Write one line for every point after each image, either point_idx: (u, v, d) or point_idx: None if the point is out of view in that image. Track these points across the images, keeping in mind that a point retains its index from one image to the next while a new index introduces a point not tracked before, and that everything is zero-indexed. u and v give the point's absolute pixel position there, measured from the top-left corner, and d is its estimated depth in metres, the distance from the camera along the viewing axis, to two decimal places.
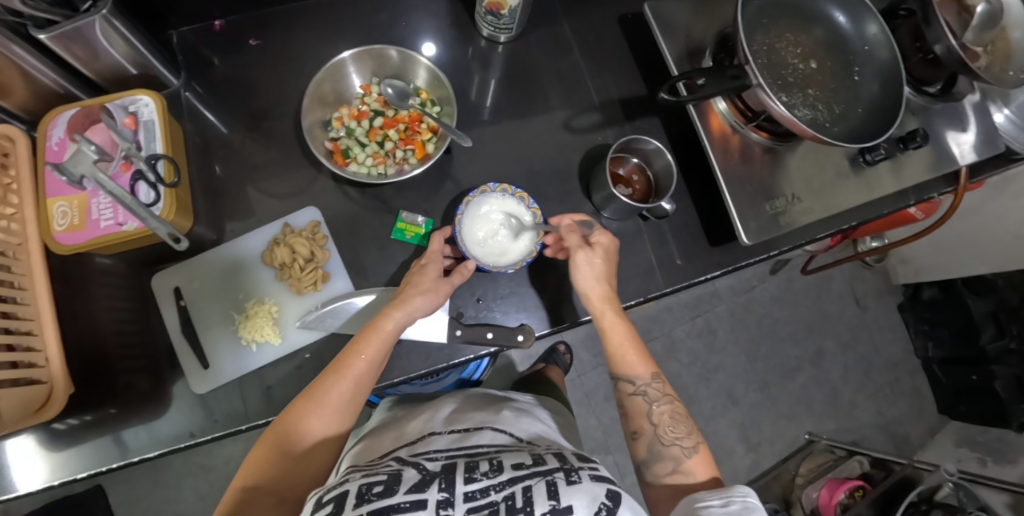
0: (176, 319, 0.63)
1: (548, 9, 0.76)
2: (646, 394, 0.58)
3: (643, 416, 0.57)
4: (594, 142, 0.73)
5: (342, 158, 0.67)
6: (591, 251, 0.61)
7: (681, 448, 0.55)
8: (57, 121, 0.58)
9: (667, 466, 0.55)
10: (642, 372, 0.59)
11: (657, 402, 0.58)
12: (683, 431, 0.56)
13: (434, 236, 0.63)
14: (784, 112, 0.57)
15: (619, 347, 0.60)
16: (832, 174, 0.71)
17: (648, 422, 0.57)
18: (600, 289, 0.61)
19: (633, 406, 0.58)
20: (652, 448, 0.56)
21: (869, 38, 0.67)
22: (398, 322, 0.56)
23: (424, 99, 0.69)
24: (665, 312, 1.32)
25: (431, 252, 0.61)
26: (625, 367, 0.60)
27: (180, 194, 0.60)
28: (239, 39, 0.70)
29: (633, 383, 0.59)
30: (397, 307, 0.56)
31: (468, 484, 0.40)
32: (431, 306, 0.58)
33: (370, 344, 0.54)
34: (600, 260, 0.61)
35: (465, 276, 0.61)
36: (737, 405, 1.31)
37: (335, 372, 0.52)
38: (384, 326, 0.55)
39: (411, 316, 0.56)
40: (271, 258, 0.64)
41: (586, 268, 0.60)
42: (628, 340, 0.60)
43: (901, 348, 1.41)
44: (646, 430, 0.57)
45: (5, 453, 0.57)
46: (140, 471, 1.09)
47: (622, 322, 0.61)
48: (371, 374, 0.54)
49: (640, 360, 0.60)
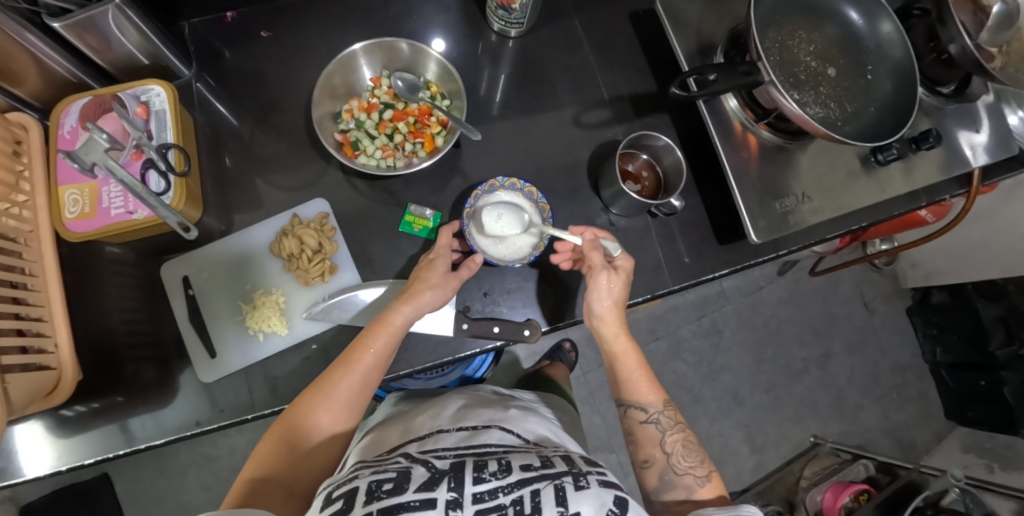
0: (185, 309, 0.64)
1: (558, 5, 0.75)
2: (657, 422, 0.58)
3: (654, 444, 0.57)
4: (603, 138, 0.73)
5: (351, 150, 0.67)
6: (613, 272, 0.60)
7: (694, 477, 0.54)
8: (70, 109, 0.59)
9: (678, 495, 0.54)
10: (653, 400, 0.59)
11: (669, 430, 0.57)
12: (695, 459, 0.55)
13: (442, 230, 0.62)
14: (796, 109, 0.57)
15: (629, 373, 0.60)
16: (843, 173, 0.70)
17: (660, 451, 0.56)
18: (615, 313, 0.61)
19: (644, 434, 0.58)
20: (664, 477, 0.55)
21: (882, 36, 0.66)
22: (407, 317, 0.56)
23: (434, 93, 0.69)
24: (672, 311, 1.32)
25: (439, 246, 0.61)
26: (638, 394, 0.59)
27: (190, 184, 0.61)
28: (250, 31, 0.70)
29: (644, 411, 0.59)
30: (405, 301, 0.56)
31: (477, 485, 0.39)
32: (439, 301, 0.58)
33: (378, 337, 0.54)
34: (620, 284, 0.61)
35: (473, 269, 0.61)
36: (742, 407, 1.31)
37: (344, 364, 0.53)
38: (393, 320, 0.55)
39: (420, 310, 0.56)
40: (279, 249, 0.64)
41: (605, 292, 0.60)
42: (638, 365, 0.60)
43: (909, 352, 1.40)
44: (658, 459, 0.56)
45: (13, 439, 0.58)
46: (146, 459, 1.10)
47: (633, 349, 0.61)
48: (379, 367, 0.54)
49: (651, 387, 0.60)
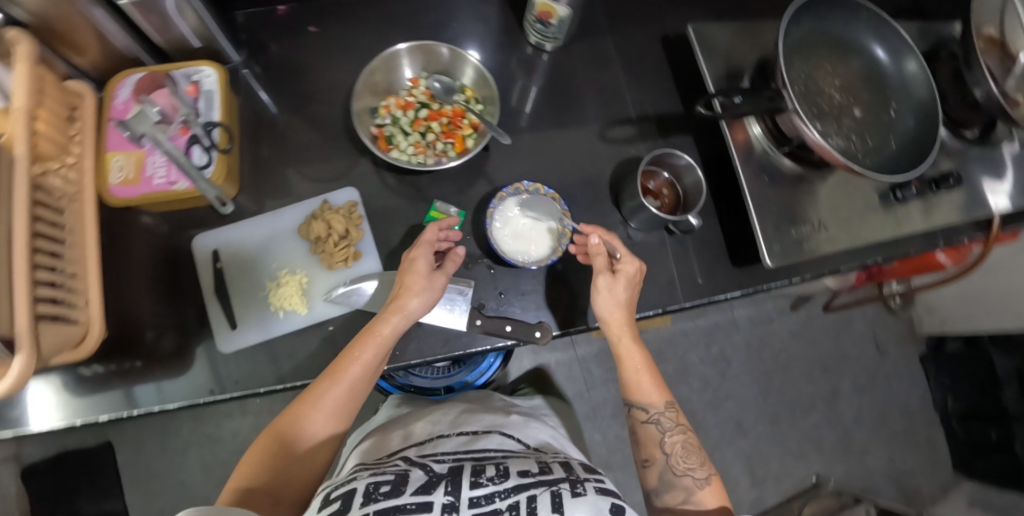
0: (210, 278, 0.65)
1: (594, 23, 0.78)
2: (658, 423, 0.59)
3: (655, 445, 0.58)
4: (627, 154, 0.74)
5: (385, 143, 0.68)
6: (613, 277, 0.62)
7: (693, 478, 0.56)
8: (125, 83, 0.62)
9: (678, 496, 0.56)
10: (656, 401, 0.60)
11: (670, 432, 0.59)
12: (695, 462, 0.57)
13: (428, 226, 0.62)
14: (818, 139, 0.58)
15: (634, 373, 0.62)
16: (861, 206, 0.71)
17: (660, 451, 0.58)
18: (618, 314, 0.62)
19: (645, 434, 0.59)
20: (664, 477, 0.57)
21: (907, 75, 0.68)
22: (395, 327, 0.57)
23: (468, 97, 0.71)
24: (681, 335, 1.31)
25: (421, 242, 0.60)
26: (640, 394, 0.61)
27: (230, 162, 0.64)
28: (298, 25, 0.73)
29: (646, 411, 0.60)
30: (392, 312, 0.57)
31: (474, 489, 0.42)
32: (423, 308, 0.58)
33: (365, 348, 0.55)
34: (623, 287, 0.62)
35: (457, 262, 0.62)
36: (745, 437, 1.29)
37: (330, 377, 0.54)
38: (380, 331, 0.56)
39: (407, 321, 0.57)
40: (307, 233, 0.65)
41: (608, 293, 0.61)
42: (642, 366, 0.62)
43: (919, 399, 1.37)
44: (658, 459, 0.58)
45: (35, 390, 0.59)
46: (150, 432, 1.11)
47: (637, 349, 0.62)
48: (365, 378, 0.55)
49: (656, 389, 0.61)
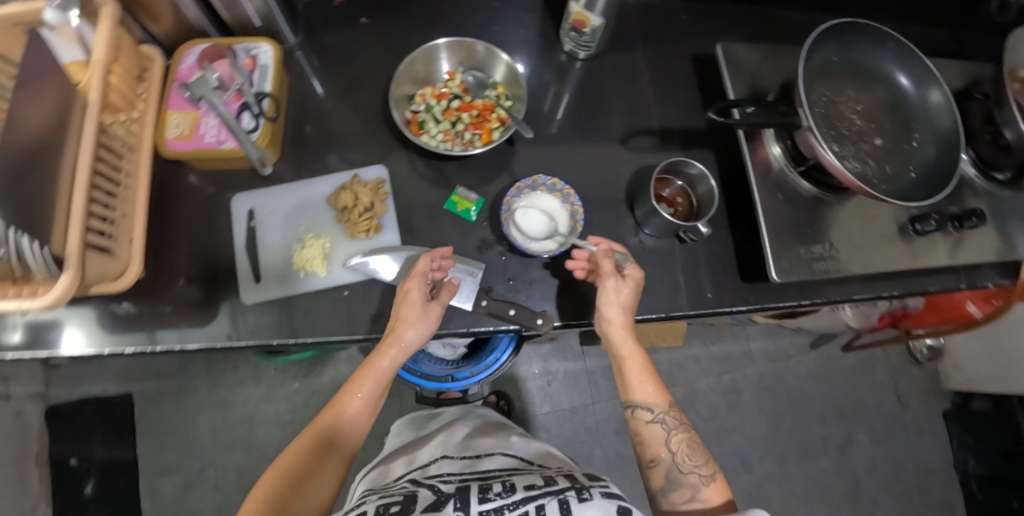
0: (243, 234, 0.69)
1: (628, 37, 0.81)
2: (662, 422, 0.61)
3: (659, 444, 0.60)
4: (647, 163, 0.76)
5: (416, 128, 0.73)
6: (621, 280, 0.63)
7: (699, 475, 0.58)
8: (191, 52, 0.69)
9: (684, 494, 0.58)
10: (659, 401, 0.62)
11: (674, 430, 0.61)
12: (699, 459, 0.59)
13: (421, 257, 0.63)
14: (833, 160, 0.61)
15: (636, 374, 0.63)
16: (877, 234, 0.72)
17: (666, 450, 0.60)
18: (620, 317, 0.63)
19: (649, 434, 0.61)
20: (670, 476, 0.58)
21: (930, 104, 0.70)
22: (392, 359, 0.61)
23: (499, 93, 0.75)
24: (692, 361, 1.29)
25: (411, 275, 0.62)
26: (644, 395, 0.62)
27: (274, 130, 0.69)
28: (351, 16, 0.79)
29: (650, 411, 0.61)
30: (389, 346, 0.61)
31: (483, 504, 0.54)
32: (423, 339, 0.62)
33: (365, 382, 0.61)
34: (629, 291, 0.63)
35: (452, 292, 0.63)
36: (749, 474, 1.24)
37: (334, 410, 0.60)
38: (379, 365, 0.61)
39: (404, 353, 0.61)
40: (335, 201, 0.69)
41: (612, 296, 0.62)
42: (643, 368, 0.63)
43: (940, 458, 1.31)
44: (664, 458, 0.59)
45: (73, 318, 0.65)
46: (168, 390, 1.16)
47: (640, 351, 0.63)
48: (366, 411, 0.61)
49: (658, 390, 0.63)
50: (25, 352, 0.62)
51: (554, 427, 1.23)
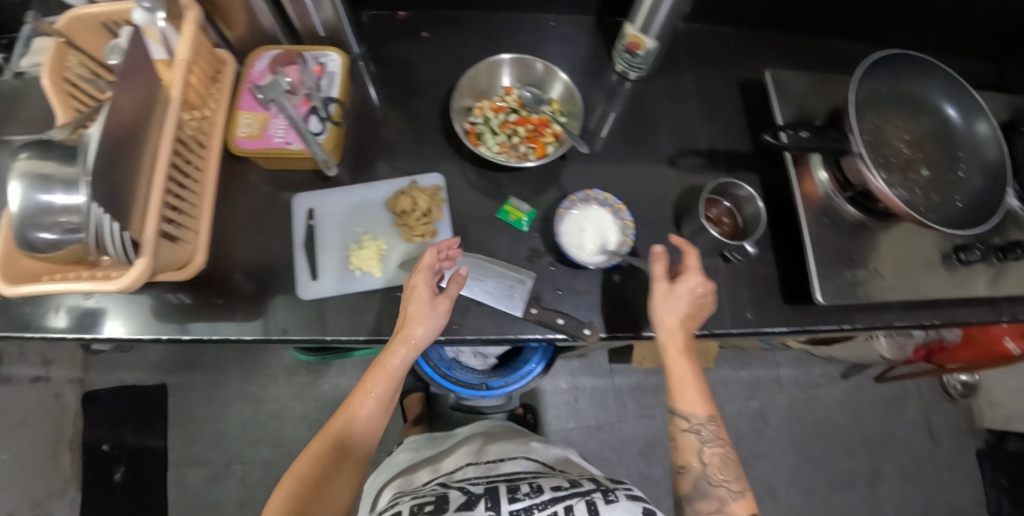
0: (303, 232, 0.70)
1: (677, 61, 0.84)
2: (698, 433, 0.64)
3: (693, 452, 0.63)
4: (694, 183, 0.78)
5: (474, 138, 0.74)
6: (672, 286, 0.64)
7: (727, 489, 0.61)
8: (263, 57, 0.72)
9: (711, 505, 0.61)
10: (699, 412, 0.64)
11: (709, 443, 0.63)
12: (731, 474, 0.62)
13: (427, 250, 0.64)
14: (883, 188, 0.62)
15: (683, 384, 0.65)
16: (923, 263, 0.72)
17: (697, 460, 0.63)
18: (674, 323, 0.64)
19: (684, 442, 0.64)
20: (699, 485, 0.62)
21: (978, 135, 0.71)
22: (402, 358, 0.61)
23: (554, 109, 0.77)
24: (721, 385, 1.27)
25: (418, 270, 0.62)
26: (686, 405, 0.64)
27: (338, 134, 0.72)
28: (412, 29, 0.82)
29: (687, 420, 0.64)
30: (399, 344, 0.60)
31: (513, 504, 0.58)
32: (432, 334, 0.61)
33: (377, 383, 0.62)
34: (683, 297, 0.64)
35: (461, 284, 0.64)
36: (774, 503, 1.22)
37: (347, 412, 0.62)
38: (389, 364, 0.61)
39: (414, 350, 0.61)
40: (393, 205, 0.70)
41: (665, 303, 0.64)
42: (690, 378, 0.65)
43: (973, 499, 1.27)
44: (693, 467, 0.63)
45: (137, 304, 0.67)
46: (201, 383, 1.18)
47: (687, 361, 0.65)
48: (379, 410, 0.63)
49: (702, 402, 0.65)
50: (78, 336, 0.64)
51: (579, 442, 1.22)
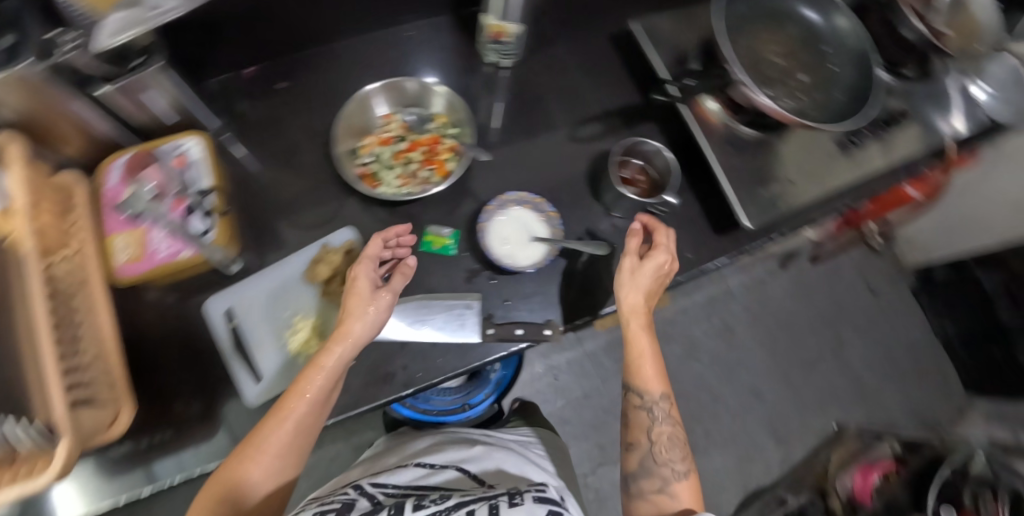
0: (227, 336, 0.65)
1: (544, 33, 0.82)
2: (650, 411, 0.62)
3: (642, 430, 0.62)
4: (598, 149, 0.77)
5: (371, 180, 0.70)
6: (638, 262, 0.65)
7: (671, 469, 0.60)
8: (114, 167, 0.65)
9: (654, 483, 0.60)
10: (653, 389, 0.62)
11: (660, 421, 0.62)
12: (677, 454, 0.61)
13: (374, 239, 0.63)
14: (769, 103, 0.64)
15: (639, 360, 0.63)
16: (823, 157, 0.76)
17: (646, 437, 0.61)
18: (636, 299, 0.63)
19: (636, 418, 0.62)
20: (644, 463, 0.60)
21: (839, 29, 0.74)
22: (339, 357, 0.55)
23: (441, 123, 0.75)
24: (682, 315, 1.33)
25: (363, 261, 0.60)
26: (641, 381, 0.62)
27: (228, 223, 0.67)
28: (266, 82, 0.75)
29: (641, 397, 0.62)
30: (337, 341, 0.55)
31: (417, 511, 0.53)
32: (371, 333, 0.58)
33: (312, 382, 0.54)
34: (646, 275, 0.64)
35: (406, 274, 0.63)
36: (762, 402, 1.31)
37: (276, 418, 0.52)
38: (325, 363, 0.55)
39: (354, 348, 0.56)
40: (313, 276, 0.66)
41: (626, 274, 0.64)
42: (647, 354, 0.63)
43: (922, 332, 1.41)
44: (642, 444, 0.61)
45: (76, 476, 0.61)
46: (183, 503, 1.11)
47: (646, 336, 0.63)
48: (315, 413, 0.54)
49: (657, 378, 0.63)
50: None
51: (575, 415, 1.25)
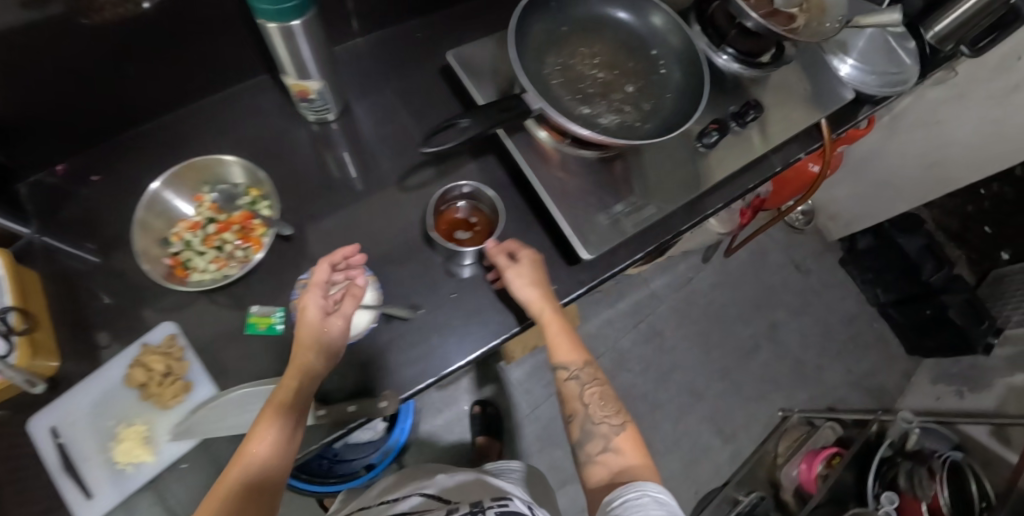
0: (54, 455, 0.61)
1: (369, 81, 0.79)
2: (578, 377, 0.62)
3: (576, 398, 0.61)
4: (428, 195, 0.74)
5: (182, 271, 0.66)
6: (518, 265, 0.62)
7: (610, 425, 0.59)
8: None
9: (598, 444, 0.58)
10: (574, 359, 0.62)
11: (588, 384, 0.62)
12: (611, 409, 0.60)
13: (319, 263, 0.58)
14: (584, 133, 0.60)
15: (556, 334, 0.62)
16: (671, 164, 0.73)
17: (581, 403, 0.61)
18: (534, 291, 0.61)
19: (568, 390, 0.62)
20: (585, 427, 0.59)
21: (656, 28, 0.71)
22: (300, 393, 0.52)
23: (253, 197, 0.71)
24: (607, 326, 1.30)
25: (310, 287, 0.56)
26: (562, 354, 0.62)
27: (36, 339, 0.62)
28: (82, 179, 0.73)
29: (567, 369, 0.62)
30: (294, 378, 0.53)
31: None
32: (327, 361, 0.55)
33: (271, 424, 0.50)
34: (529, 269, 0.62)
35: (356, 298, 0.57)
36: (702, 401, 1.28)
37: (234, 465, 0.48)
38: (285, 401, 0.51)
39: (313, 383, 0.54)
40: (131, 382, 0.63)
41: (518, 279, 0.61)
42: (563, 327, 0.62)
43: (856, 302, 1.41)
44: (579, 411, 0.61)
45: None
46: None
47: (558, 314, 0.62)
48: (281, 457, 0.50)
49: (575, 347, 0.63)
50: None
51: None
